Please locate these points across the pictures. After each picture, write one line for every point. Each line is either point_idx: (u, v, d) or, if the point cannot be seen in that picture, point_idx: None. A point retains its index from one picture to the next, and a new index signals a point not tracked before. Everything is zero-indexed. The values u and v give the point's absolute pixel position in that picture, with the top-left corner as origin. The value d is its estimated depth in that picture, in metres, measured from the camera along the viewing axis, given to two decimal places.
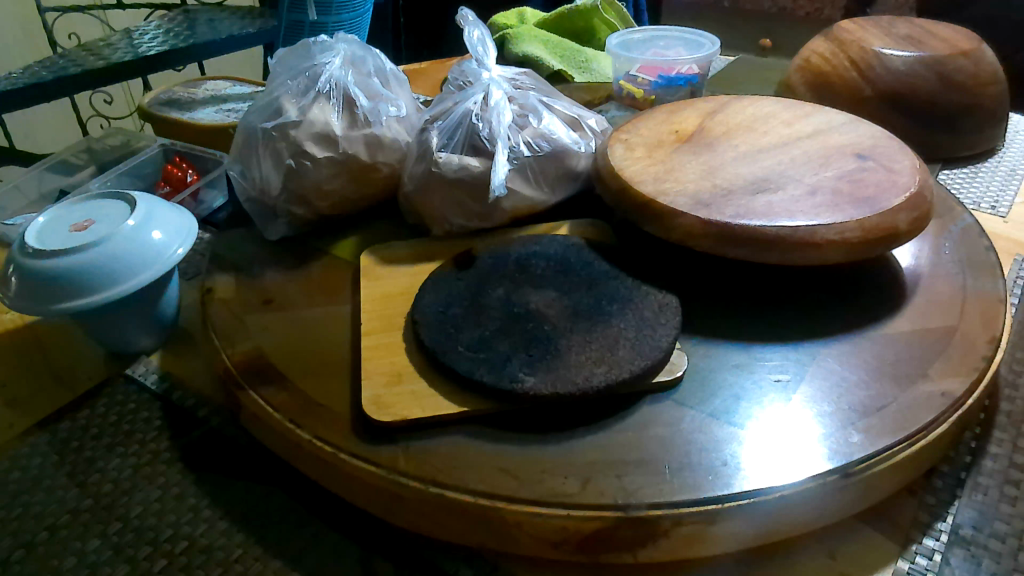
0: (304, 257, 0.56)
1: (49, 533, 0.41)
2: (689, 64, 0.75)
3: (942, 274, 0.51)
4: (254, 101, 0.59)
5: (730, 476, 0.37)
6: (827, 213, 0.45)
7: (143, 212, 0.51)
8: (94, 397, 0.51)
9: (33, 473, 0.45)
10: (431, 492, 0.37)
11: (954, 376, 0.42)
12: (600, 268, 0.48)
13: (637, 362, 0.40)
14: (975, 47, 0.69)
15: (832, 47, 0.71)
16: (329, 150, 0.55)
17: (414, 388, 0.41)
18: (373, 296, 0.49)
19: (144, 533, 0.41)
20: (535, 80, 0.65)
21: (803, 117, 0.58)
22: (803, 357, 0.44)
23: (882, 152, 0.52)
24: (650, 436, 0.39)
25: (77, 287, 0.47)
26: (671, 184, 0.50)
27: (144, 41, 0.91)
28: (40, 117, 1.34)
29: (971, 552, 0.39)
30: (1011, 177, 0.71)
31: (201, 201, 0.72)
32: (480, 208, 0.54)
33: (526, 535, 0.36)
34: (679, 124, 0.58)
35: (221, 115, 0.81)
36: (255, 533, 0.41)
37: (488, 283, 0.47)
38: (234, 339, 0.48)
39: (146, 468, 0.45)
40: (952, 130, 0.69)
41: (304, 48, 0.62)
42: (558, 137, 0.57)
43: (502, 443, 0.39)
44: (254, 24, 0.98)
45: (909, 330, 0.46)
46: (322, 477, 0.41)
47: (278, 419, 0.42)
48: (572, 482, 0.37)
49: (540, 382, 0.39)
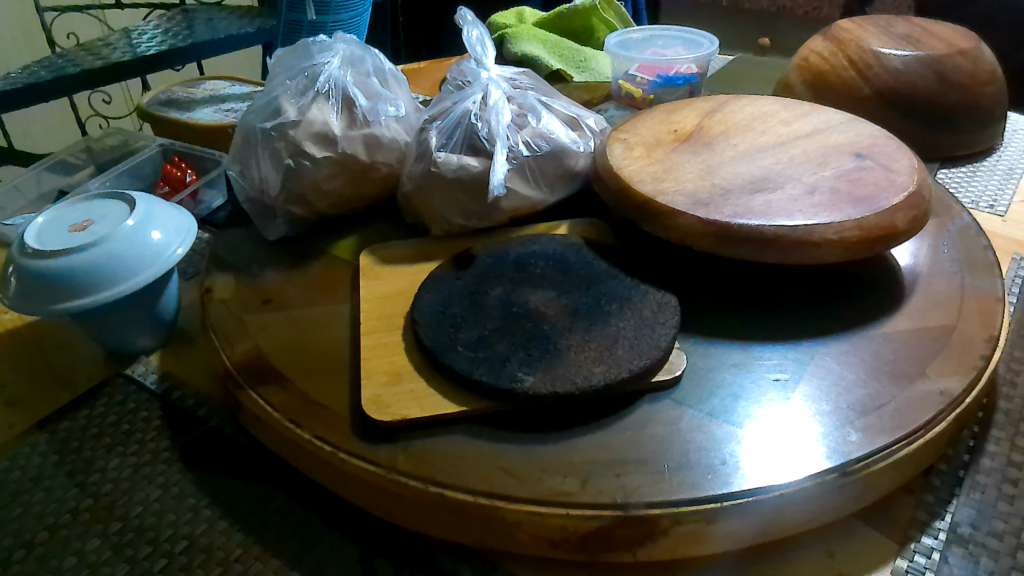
0: (304, 256, 0.56)
1: (48, 533, 0.41)
2: (688, 63, 0.75)
3: (940, 272, 0.51)
4: (254, 101, 0.59)
5: (728, 475, 0.37)
6: (826, 212, 0.45)
7: (143, 212, 0.51)
8: (93, 397, 0.51)
9: (32, 473, 0.45)
10: (431, 491, 0.37)
11: (953, 374, 0.42)
12: (599, 267, 0.48)
13: (637, 361, 0.40)
14: (973, 46, 0.69)
15: (830, 47, 0.71)
16: (328, 150, 0.55)
17: (414, 388, 0.41)
18: (373, 295, 0.49)
19: (144, 533, 0.41)
20: (534, 79, 0.65)
21: (802, 116, 0.58)
22: (802, 356, 0.44)
23: (880, 151, 0.52)
24: (650, 436, 0.39)
25: (76, 287, 0.47)
26: (670, 184, 0.50)
27: (144, 41, 0.91)
28: (39, 117, 1.34)
29: (969, 550, 0.39)
30: (1009, 176, 0.71)
31: (200, 201, 0.72)
32: (479, 208, 0.54)
33: (526, 534, 0.37)
34: (677, 124, 0.58)
35: (220, 115, 0.81)
36: (255, 533, 0.41)
37: (488, 283, 0.47)
38: (233, 339, 0.48)
39: (146, 468, 0.45)
40: (951, 128, 0.70)
41: (303, 48, 0.62)
42: (558, 136, 0.57)
43: (502, 442, 0.39)
44: (253, 24, 0.98)
45: (908, 328, 0.46)
46: (321, 477, 0.41)
47: (278, 418, 0.42)
48: (572, 481, 0.37)
49: (540, 381, 0.39)
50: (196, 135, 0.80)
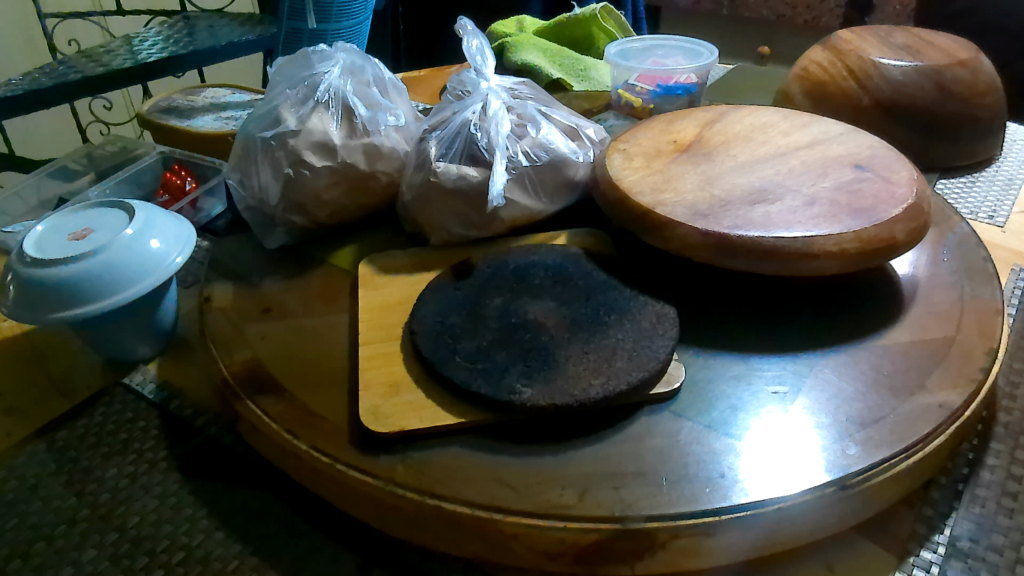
0: (303, 264, 0.56)
1: (45, 543, 0.41)
2: (688, 73, 0.75)
3: (940, 283, 0.51)
4: (254, 110, 0.60)
5: (727, 489, 0.37)
6: (825, 224, 0.45)
7: (142, 221, 0.51)
8: (91, 406, 0.51)
9: (29, 482, 0.45)
10: (428, 503, 0.37)
11: (952, 388, 0.42)
12: (597, 277, 0.48)
13: (635, 373, 0.40)
14: (973, 57, 0.69)
15: (829, 57, 0.72)
16: (327, 159, 0.55)
17: (411, 399, 0.41)
18: (372, 305, 0.49)
19: (141, 543, 0.41)
20: (534, 89, 0.65)
21: (801, 127, 0.58)
22: (801, 368, 0.44)
23: (879, 162, 0.52)
24: (648, 448, 0.39)
25: (74, 296, 0.47)
26: (669, 195, 0.50)
27: (145, 48, 0.92)
28: (39, 124, 1.35)
29: (969, 564, 0.39)
30: (1008, 187, 0.71)
31: (199, 209, 0.71)
32: (478, 217, 0.54)
33: (525, 548, 0.36)
34: (677, 134, 0.58)
35: (220, 123, 0.81)
36: (252, 544, 0.41)
37: (487, 293, 0.47)
38: (231, 349, 0.48)
39: (142, 478, 0.45)
40: (950, 139, 0.69)
41: (303, 57, 0.61)
42: (557, 147, 0.57)
43: (499, 454, 0.39)
44: (254, 31, 0.99)
45: (907, 340, 0.46)
46: (321, 488, 0.41)
47: (276, 430, 0.42)
48: (570, 493, 0.37)
49: (539, 394, 0.39)
50: (195, 143, 0.80)
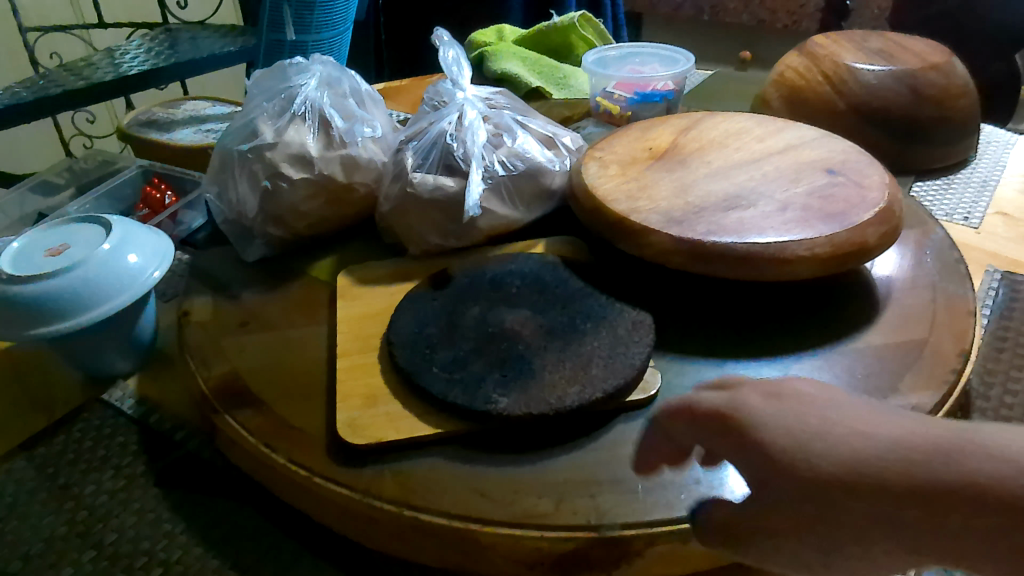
0: (282, 276, 0.56)
1: (23, 561, 0.41)
2: (665, 80, 0.75)
3: (913, 286, 0.51)
4: (232, 123, 0.60)
5: (703, 494, 0.37)
6: (796, 229, 0.46)
7: (119, 236, 0.51)
8: (69, 423, 0.51)
9: (7, 500, 0.45)
10: (405, 515, 0.37)
11: (924, 390, 0.43)
12: (574, 285, 0.48)
13: (610, 381, 0.41)
14: (946, 60, 0.70)
15: (805, 62, 0.72)
16: (305, 171, 0.55)
17: (389, 410, 0.41)
18: (350, 316, 0.49)
19: (119, 560, 0.41)
20: (510, 99, 0.66)
21: (776, 132, 0.58)
22: (777, 372, 0.44)
23: (852, 167, 0.53)
24: (624, 455, 0.39)
25: (50, 312, 0.47)
26: (644, 202, 0.50)
27: (126, 60, 0.92)
28: (23, 139, 1.35)
29: None
30: (983, 188, 0.72)
31: (178, 222, 0.70)
32: (456, 227, 0.54)
33: (502, 557, 0.36)
34: (653, 141, 0.59)
35: (200, 136, 0.81)
36: (231, 558, 0.41)
37: (464, 303, 0.47)
38: (209, 363, 0.48)
39: (121, 493, 0.45)
40: (925, 142, 0.70)
41: (280, 70, 0.62)
42: (533, 156, 0.57)
43: (476, 464, 0.39)
44: (236, 43, 0.99)
45: (881, 343, 0.46)
46: (299, 501, 0.41)
47: (254, 444, 0.42)
48: (546, 502, 0.37)
49: (514, 403, 0.39)
50: (175, 156, 0.80)
